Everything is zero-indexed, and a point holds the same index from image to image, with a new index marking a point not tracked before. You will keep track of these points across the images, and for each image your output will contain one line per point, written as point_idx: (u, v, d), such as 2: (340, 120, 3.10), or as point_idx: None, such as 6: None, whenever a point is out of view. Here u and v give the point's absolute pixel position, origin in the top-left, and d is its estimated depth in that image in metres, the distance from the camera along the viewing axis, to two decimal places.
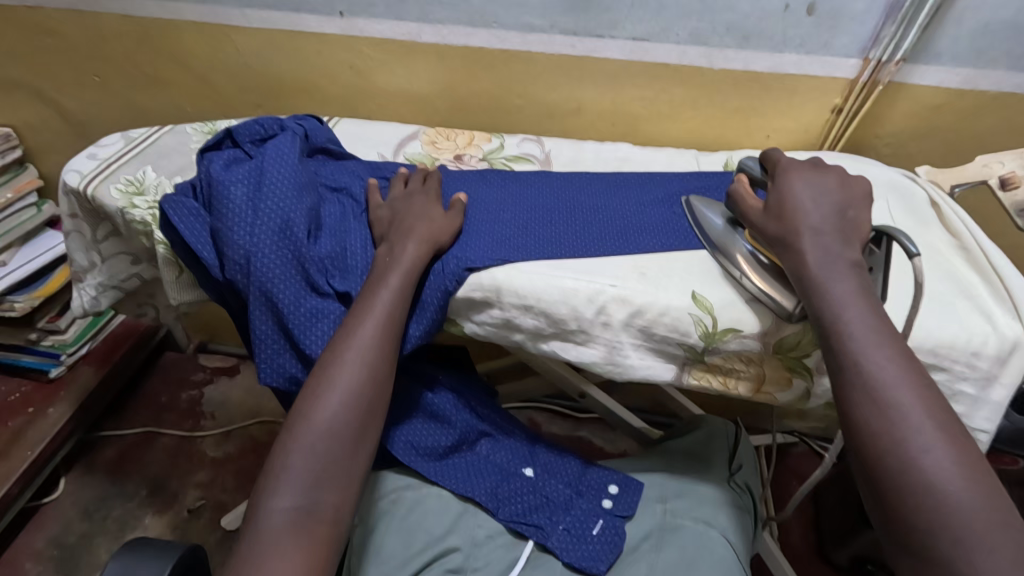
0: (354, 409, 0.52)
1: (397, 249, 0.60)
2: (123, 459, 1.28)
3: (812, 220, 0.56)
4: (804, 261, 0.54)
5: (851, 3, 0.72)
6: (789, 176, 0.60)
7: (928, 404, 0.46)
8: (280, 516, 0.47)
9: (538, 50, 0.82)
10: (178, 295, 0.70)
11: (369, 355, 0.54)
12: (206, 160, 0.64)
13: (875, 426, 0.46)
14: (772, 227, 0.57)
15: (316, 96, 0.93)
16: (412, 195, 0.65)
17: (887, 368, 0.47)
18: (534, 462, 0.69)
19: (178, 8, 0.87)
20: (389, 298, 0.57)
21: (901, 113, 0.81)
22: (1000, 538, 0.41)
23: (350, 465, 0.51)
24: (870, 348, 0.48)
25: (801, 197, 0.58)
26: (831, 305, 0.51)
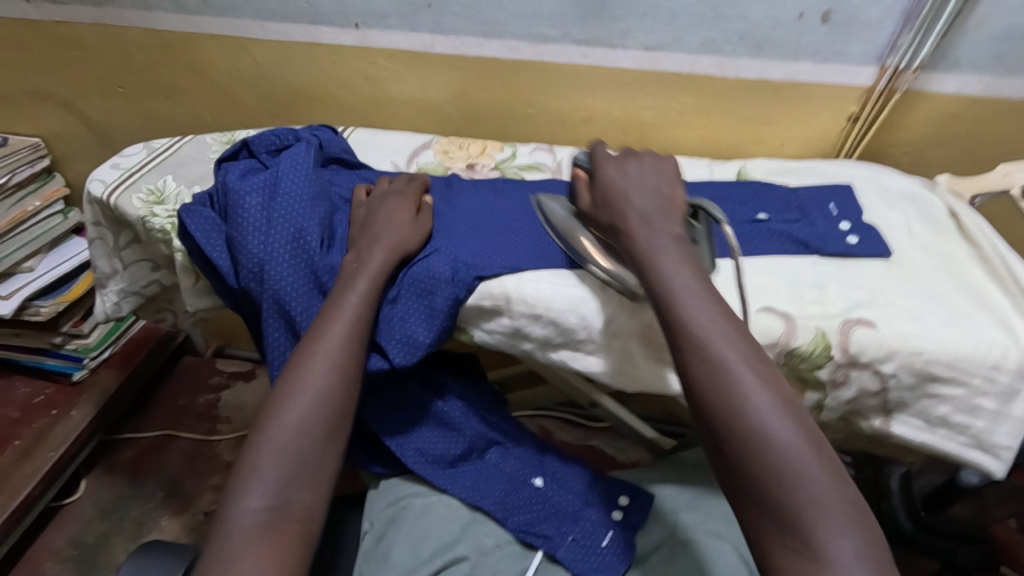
0: (324, 408, 0.52)
1: (363, 256, 0.59)
2: (141, 461, 1.30)
3: (636, 203, 0.57)
4: (634, 243, 0.55)
5: (866, 10, 0.72)
6: (611, 161, 0.62)
7: (748, 356, 0.47)
8: (248, 517, 0.46)
9: (550, 60, 0.83)
10: (195, 302, 0.72)
11: (337, 353, 0.54)
12: (223, 170, 0.65)
13: (707, 378, 0.46)
14: (603, 218, 0.59)
15: (332, 106, 0.94)
16: (384, 198, 0.65)
17: (710, 321, 0.48)
18: (544, 471, 0.69)
19: (198, 21, 0.89)
20: (359, 301, 0.56)
21: (918, 121, 0.80)
22: (821, 468, 0.42)
23: (322, 464, 0.50)
24: (694, 305, 0.49)
25: (625, 182, 0.59)
26: (662, 269, 0.52)
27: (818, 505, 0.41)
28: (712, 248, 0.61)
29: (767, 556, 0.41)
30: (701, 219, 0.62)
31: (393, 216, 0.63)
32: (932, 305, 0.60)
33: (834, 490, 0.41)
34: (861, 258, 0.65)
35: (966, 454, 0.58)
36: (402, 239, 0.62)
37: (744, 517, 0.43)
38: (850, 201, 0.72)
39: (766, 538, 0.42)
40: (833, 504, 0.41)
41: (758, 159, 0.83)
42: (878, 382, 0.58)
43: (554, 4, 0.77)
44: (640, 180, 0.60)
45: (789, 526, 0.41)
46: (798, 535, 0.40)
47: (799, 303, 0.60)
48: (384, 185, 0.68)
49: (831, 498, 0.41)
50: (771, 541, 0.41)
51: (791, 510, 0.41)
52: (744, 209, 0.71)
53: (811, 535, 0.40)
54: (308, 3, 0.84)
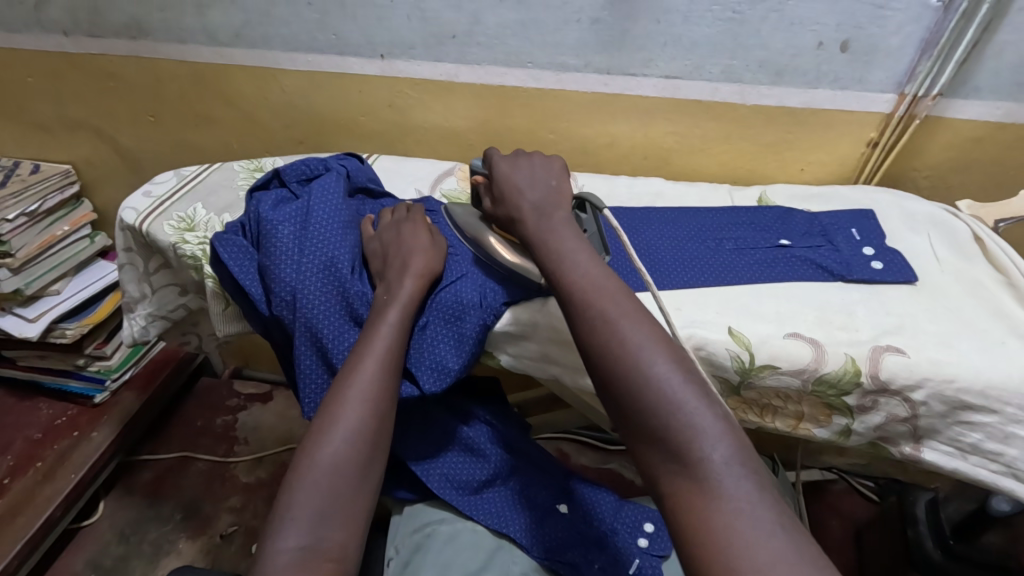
0: (357, 446, 0.52)
1: (394, 284, 0.60)
2: (160, 482, 1.31)
3: (534, 195, 0.61)
4: (527, 231, 0.58)
5: (886, 40, 0.73)
6: (506, 160, 0.66)
7: (631, 308, 0.49)
8: (286, 556, 0.45)
9: (572, 88, 0.84)
10: (225, 327, 0.73)
11: (369, 391, 0.54)
12: (255, 200, 0.67)
13: (593, 329, 0.49)
14: (501, 214, 0.63)
15: (356, 132, 0.96)
16: (409, 222, 0.67)
17: (595, 282, 0.52)
18: (568, 498, 0.69)
19: (229, 53, 0.92)
20: (390, 333, 0.57)
21: (940, 146, 0.80)
22: (696, 395, 0.44)
23: (354, 500, 0.50)
24: (577, 269, 0.53)
25: (519, 176, 0.63)
26: (555, 243, 0.56)
27: (693, 425, 0.43)
28: (600, 234, 0.64)
29: (658, 482, 0.43)
30: (589, 210, 0.66)
31: (417, 242, 0.64)
32: (962, 332, 0.60)
33: (707, 410, 0.44)
34: (888, 283, 0.66)
35: (1002, 483, 0.57)
36: (430, 269, 0.63)
37: (638, 451, 0.45)
38: (872, 225, 0.72)
39: (655, 465, 0.44)
40: (708, 424, 0.43)
41: (777, 184, 0.84)
42: (908, 409, 0.57)
43: (577, 35, 0.79)
44: (532, 174, 0.63)
45: (670, 448, 0.43)
46: (678, 454, 0.42)
47: (827, 329, 0.60)
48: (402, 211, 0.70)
49: (711, 424, 0.43)
50: (659, 468, 0.43)
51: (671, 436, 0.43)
52: (767, 235, 0.72)
53: (690, 453, 0.42)
54: (337, 35, 0.86)
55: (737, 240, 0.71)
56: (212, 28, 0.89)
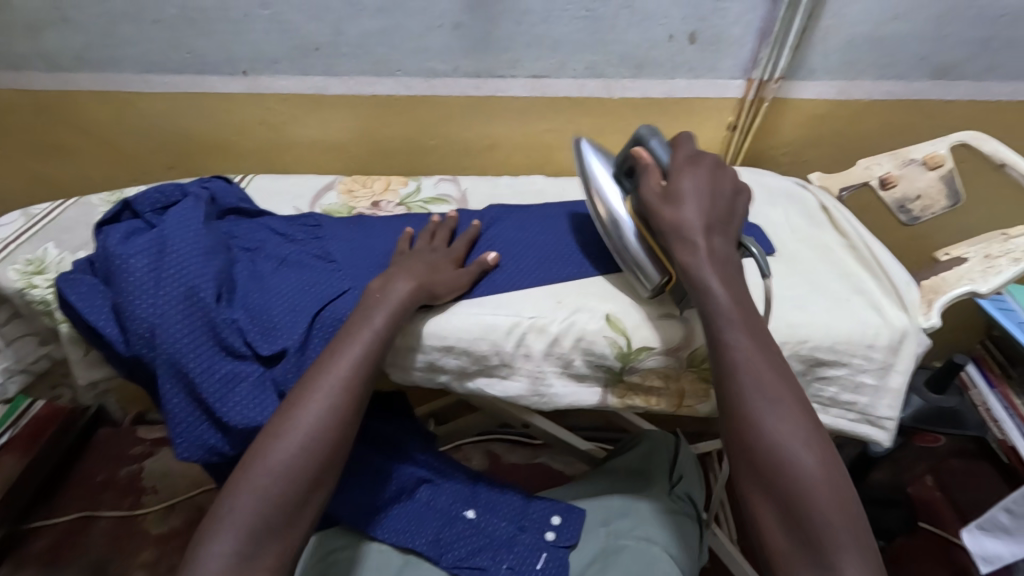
0: (312, 454, 0.50)
1: (387, 285, 0.59)
2: (57, 549, 1.19)
3: (700, 202, 0.56)
4: (699, 253, 0.54)
5: (728, 29, 0.77)
6: (690, 164, 0.59)
7: (780, 383, 0.49)
8: (217, 562, 0.47)
9: (445, 93, 0.84)
10: (88, 374, 0.67)
11: (333, 398, 0.52)
12: (102, 235, 0.62)
13: (740, 386, 0.49)
14: (666, 215, 0.56)
15: (232, 154, 0.92)
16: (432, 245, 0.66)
17: (746, 339, 0.51)
18: (475, 503, 0.70)
19: (75, 79, 0.85)
20: (370, 338, 0.55)
21: (790, 125, 0.87)
22: (835, 497, 0.45)
23: (303, 508, 0.50)
24: (735, 328, 0.51)
25: (699, 181, 0.58)
26: (716, 287, 0.53)
27: (832, 529, 0.44)
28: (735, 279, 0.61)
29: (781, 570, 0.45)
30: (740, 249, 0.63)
31: (429, 263, 0.63)
32: (816, 294, 0.64)
33: (840, 496, 0.45)
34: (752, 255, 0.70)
35: (856, 429, 0.62)
36: (433, 281, 0.61)
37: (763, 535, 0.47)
38: None
39: (783, 552, 0.45)
40: (834, 507, 0.45)
41: None
42: None
43: (442, 40, 0.79)
44: (711, 183, 0.58)
45: (804, 543, 0.44)
46: (801, 531, 0.45)
47: None
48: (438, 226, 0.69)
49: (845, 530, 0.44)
50: (788, 556, 0.45)
51: (797, 512, 0.45)
52: None
53: (825, 556, 0.43)
54: (192, 53, 0.82)
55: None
56: (51, 53, 0.82)
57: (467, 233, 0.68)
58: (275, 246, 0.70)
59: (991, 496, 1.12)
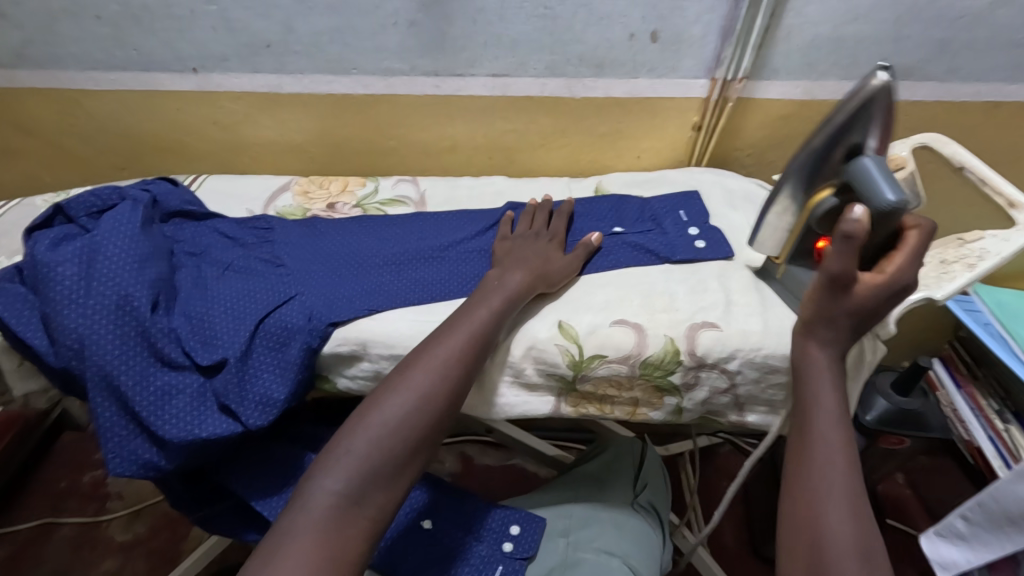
0: (424, 417, 0.50)
1: (503, 275, 0.61)
2: (17, 558, 1.17)
3: (860, 321, 0.53)
4: (819, 358, 0.53)
5: (689, 29, 0.76)
6: (874, 284, 0.52)
7: (857, 501, 0.47)
8: (324, 497, 0.46)
9: (403, 93, 0.82)
10: (23, 386, 0.65)
11: (448, 367, 0.52)
12: (31, 242, 0.59)
13: (806, 468, 0.49)
14: (816, 301, 0.53)
15: (186, 153, 0.90)
16: (539, 231, 0.69)
17: (828, 427, 0.50)
18: (433, 512, 0.67)
19: (15, 76, 0.82)
20: (488, 315, 0.56)
21: (756, 125, 0.86)
22: None
23: (409, 466, 0.50)
24: (832, 428, 0.50)
25: (882, 306, 0.52)
26: (819, 384, 0.53)
27: None
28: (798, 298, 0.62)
29: None
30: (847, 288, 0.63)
31: (542, 254, 0.64)
32: (769, 299, 0.63)
33: None
34: (710, 260, 0.69)
35: None
36: (547, 268, 0.63)
37: None
38: (697, 207, 0.76)
39: None
40: None
41: (615, 173, 0.86)
42: (727, 380, 0.59)
43: (397, 39, 0.77)
44: (887, 309, 0.53)
45: None
46: None
47: (650, 313, 0.61)
48: (546, 208, 0.73)
49: None
50: None
51: None
52: (601, 224, 0.73)
53: None
54: (138, 50, 0.79)
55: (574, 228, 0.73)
56: None
57: (564, 216, 0.72)
58: (218, 251, 0.68)
59: (958, 496, 1.12)
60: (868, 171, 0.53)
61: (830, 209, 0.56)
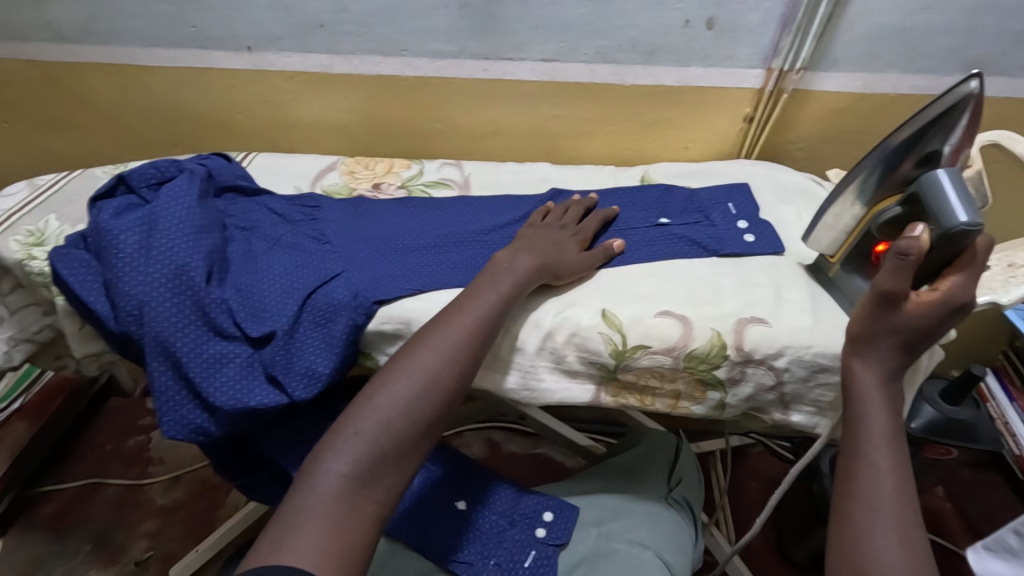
0: (428, 403, 0.50)
1: (513, 257, 0.60)
2: (65, 514, 1.23)
3: (911, 340, 0.50)
4: (865, 377, 0.51)
5: (747, 15, 0.74)
6: (928, 302, 0.49)
7: (905, 525, 0.46)
8: (331, 479, 0.46)
9: (450, 75, 0.82)
10: (83, 347, 0.68)
11: (452, 348, 0.52)
12: (95, 210, 0.61)
13: (852, 488, 0.48)
14: (866, 317, 0.51)
15: (236, 131, 0.91)
16: (567, 222, 0.68)
17: (878, 446, 0.49)
18: (467, 495, 0.69)
19: (79, 51, 0.85)
20: (496, 299, 0.56)
21: (809, 118, 0.83)
22: None
23: (416, 449, 0.50)
24: (883, 448, 0.49)
25: (937, 326, 0.50)
26: (869, 403, 0.50)
27: None
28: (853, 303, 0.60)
29: None
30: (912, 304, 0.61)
31: (555, 243, 0.63)
32: (820, 296, 0.62)
33: None
34: (759, 254, 0.67)
35: None
36: (557, 259, 0.62)
37: None
38: (746, 199, 0.74)
39: None
40: None
41: (661, 163, 0.84)
42: (773, 377, 0.58)
43: (447, 21, 0.77)
44: (943, 330, 0.50)
45: None
46: None
47: (696, 305, 0.60)
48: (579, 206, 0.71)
49: None
50: None
51: None
52: (647, 214, 0.72)
53: None
54: (195, 27, 0.81)
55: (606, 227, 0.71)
56: (55, 23, 0.82)
57: (600, 214, 0.70)
58: (268, 227, 0.69)
59: (1001, 511, 1.08)
60: (942, 186, 0.51)
61: (893, 219, 0.55)
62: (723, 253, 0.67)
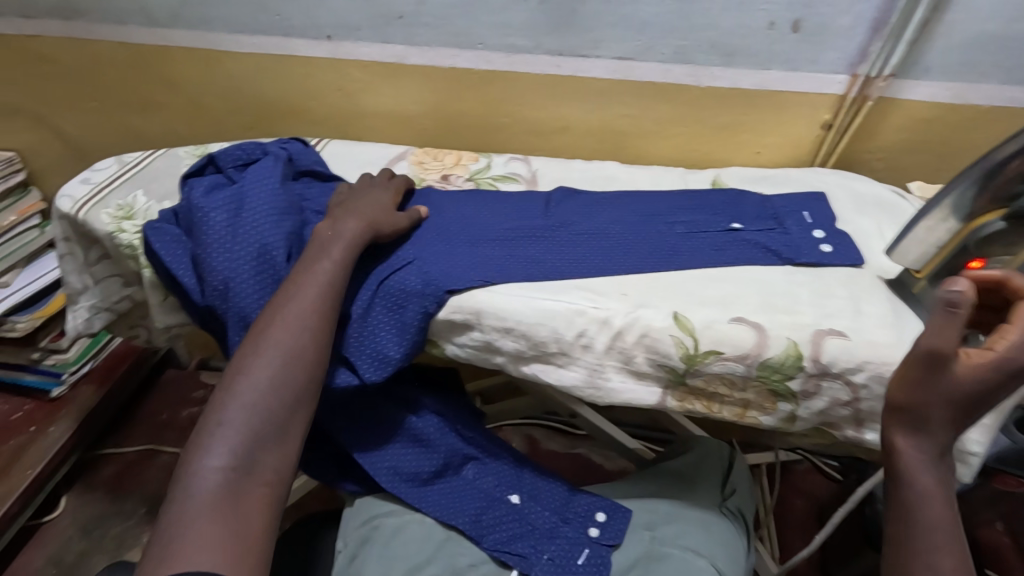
0: (288, 376, 0.54)
1: (335, 225, 0.62)
2: (123, 477, 1.29)
3: (972, 405, 0.45)
4: (920, 458, 0.46)
5: (835, 19, 0.72)
6: (978, 366, 0.44)
7: None
8: (210, 474, 0.49)
9: (523, 70, 0.82)
10: (165, 318, 0.71)
11: (304, 319, 0.56)
12: (187, 187, 0.65)
13: None
14: (909, 384, 0.46)
15: (307, 117, 0.94)
16: (376, 187, 0.70)
17: (944, 547, 0.45)
18: (520, 488, 0.69)
19: (168, 35, 0.89)
20: (332, 267, 0.59)
21: (891, 127, 0.80)
22: None
23: (291, 422, 0.53)
24: (944, 548, 0.45)
25: (989, 391, 0.45)
26: (925, 492, 0.46)
27: None
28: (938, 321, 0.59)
29: None
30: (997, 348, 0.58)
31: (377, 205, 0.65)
32: (904, 313, 0.59)
33: None
34: (836, 265, 0.65)
35: None
36: (377, 219, 0.64)
37: None
38: (823, 209, 0.72)
39: None
40: None
41: (733, 167, 0.82)
42: (850, 393, 0.56)
43: (525, 15, 0.77)
44: (996, 392, 0.45)
45: None
46: None
47: (771, 313, 0.59)
48: (371, 178, 0.73)
49: None
50: None
51: None
52: (718, 218, 0.70)
53: None
54: (279, 15, 0.83)
55: (406, 199, 0.74)
56: (149, 8, 0.86)
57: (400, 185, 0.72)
58: None
59: None
60: None
61: (997, 232, 0.55)
62: (802, 262, 0.65)
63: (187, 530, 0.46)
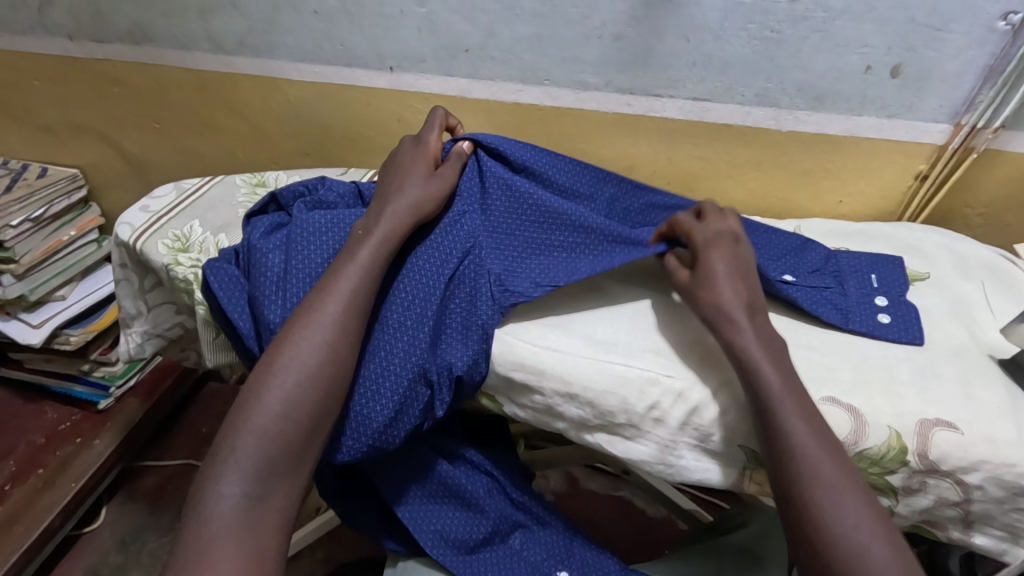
0: (305, 397, 0.50)
1: (368, 228, 0.57)
2: (162, 490, 1.29)
3: (741, 277, 0.56)
4: (740, 330, 0.52)
5: (942, 64, 0.65)
6: (711, 245, 0.57)
7: (849, 475, 0.46)
8: (226, 503, 0.46)
9: (591, 107, 0.78)
10: (215, 356, 0.70)
11: (322, 336, 0.52)
12: (249, 228, 0.63)
13: (795, 455, 0.47)
14: (699, 293, 0.55)
15: (364, 146, 0.92)
16: (402, 157, 0.64)
17: (795, 410, 0.48)
18: (570, 563, 0.63)
19: (233, 62, 0.88)
20: (351, 288, 0.54)
21: (997, 182, 0.73)
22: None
23: (308, 445, 0.50)
24: (787, 397, 0.49)
25: (734, 254, 0.57)
26: (767, 368, 0.50)
27: None
28: None
29: None
30: None
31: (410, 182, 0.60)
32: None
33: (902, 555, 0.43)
34: (885, 340, 0.59)
35: None
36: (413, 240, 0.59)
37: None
38: (895, 274, 0.65)
39: None
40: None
41: (813, 219, 0.76)
42: (961, 493, 0.50)
43: (598, 52, 0.73)
44: (736, 251, 0.58)
45: None
46: None
47: (868, 394, 0.53)
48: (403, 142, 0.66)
49: None
50: None
51: None
52: (775, 264, 0.64)
53: None
54: (344, 46, 0.82)
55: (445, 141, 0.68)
56: (216, 35, 0.86)
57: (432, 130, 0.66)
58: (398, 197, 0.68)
59: None
60: None
61: None
62: (849, 327, 0.59)
63: (203, 561, 0.44)
